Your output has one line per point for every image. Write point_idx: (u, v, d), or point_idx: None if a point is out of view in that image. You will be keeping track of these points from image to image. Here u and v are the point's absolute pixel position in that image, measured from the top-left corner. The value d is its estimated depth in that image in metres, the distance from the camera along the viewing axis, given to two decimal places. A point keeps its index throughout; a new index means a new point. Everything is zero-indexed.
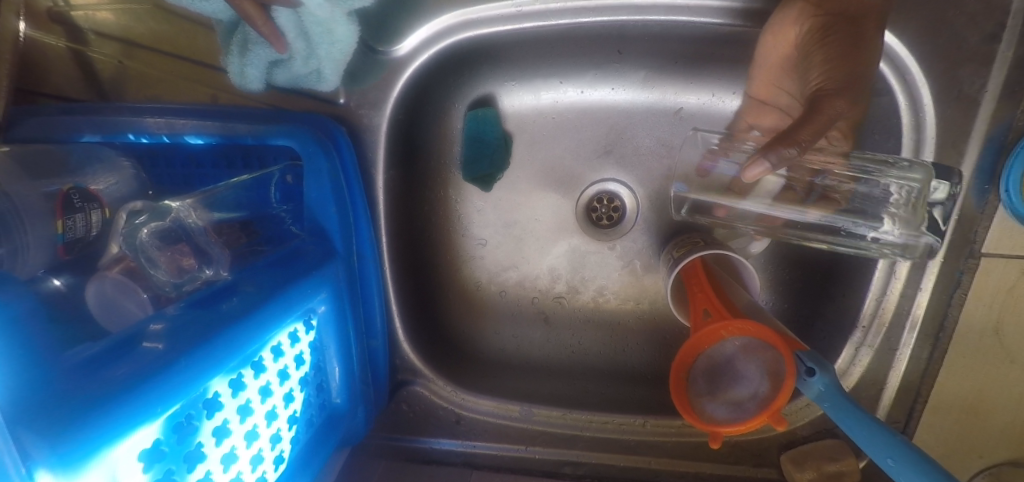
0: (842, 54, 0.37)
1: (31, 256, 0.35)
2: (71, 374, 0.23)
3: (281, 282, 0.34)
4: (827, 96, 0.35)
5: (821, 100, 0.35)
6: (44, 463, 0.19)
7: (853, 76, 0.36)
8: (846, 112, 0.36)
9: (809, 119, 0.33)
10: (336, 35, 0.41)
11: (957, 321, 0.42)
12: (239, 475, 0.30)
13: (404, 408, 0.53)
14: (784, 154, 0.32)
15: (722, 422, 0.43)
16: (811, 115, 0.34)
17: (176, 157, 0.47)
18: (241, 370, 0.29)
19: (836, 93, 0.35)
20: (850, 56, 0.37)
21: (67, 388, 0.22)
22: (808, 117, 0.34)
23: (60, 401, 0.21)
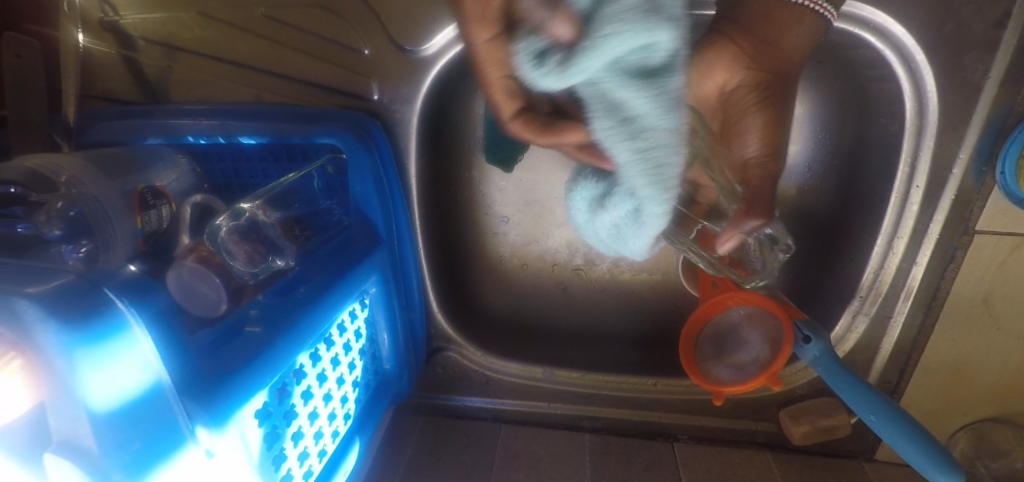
0: (776, 118, 0.39)
1: (119, 250, 0.41)
2: (201, 351, 0.29)
3: (340, 270, 0.40)
4: (767, 166, 0.39)
5: (766, 178, 0.39)
6: (202, 420, 0.26)
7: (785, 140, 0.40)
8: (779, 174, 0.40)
9: (769, 196, 0.39)
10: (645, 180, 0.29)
11: (949, 292, 0.46)
12: (320, 429, 0.36)
13: (439, 370, 0.59)
14: (751, 226, 0.39)
15: (726, 382, 0.49)
16: (767, 189, 0.39)
17: (226, 153, 0.51)
18: (316, 345, 0.36)
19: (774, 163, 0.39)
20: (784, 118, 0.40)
21: (203, 364, 0.28)
22: (762, 193, 0.38)
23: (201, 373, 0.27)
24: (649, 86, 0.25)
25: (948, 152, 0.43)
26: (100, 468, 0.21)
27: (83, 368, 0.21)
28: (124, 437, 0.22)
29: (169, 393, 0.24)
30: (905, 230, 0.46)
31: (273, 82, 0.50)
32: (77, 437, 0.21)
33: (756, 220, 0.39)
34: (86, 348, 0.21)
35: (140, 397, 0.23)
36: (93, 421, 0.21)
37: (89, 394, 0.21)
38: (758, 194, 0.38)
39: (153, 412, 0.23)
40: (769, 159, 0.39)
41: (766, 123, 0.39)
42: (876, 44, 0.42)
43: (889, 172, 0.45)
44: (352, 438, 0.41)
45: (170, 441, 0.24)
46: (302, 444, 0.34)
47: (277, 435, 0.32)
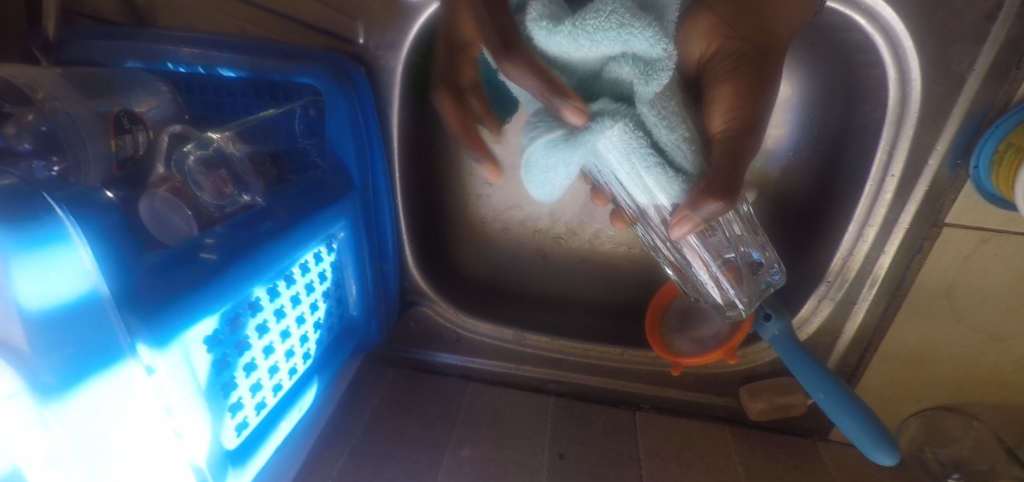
0: (750, 94, 0.34)
1: (91, 172, 0.40)
2: (150, 273, 0.29)
3: (308, 210, 0.40)
4: (736, 139, 0.31)
5: (735, 151, 0.31)
6: (144, 338, 0.26)
7: (761, 117, 0.34)
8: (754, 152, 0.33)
9: (733, 171, 0.30)
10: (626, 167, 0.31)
11: (913, 283, 0.46)
12: (276, 363, 0.37)
13: (411, 324, 0.60)
14: (712, 209, 0.29)
15: (684, 354, 0.51)
16: (735, 162, 0.30)
17: (209, 85, 0.50)
18: (276, 281, 0.36)
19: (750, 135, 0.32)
20: (758, 93, 0.34)
21: (153, 284, 0.28)
22: (732, 166, 0.30)
23: (148, 292, 0.28)
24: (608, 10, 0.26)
25: (925, 142, 0.43)
26: (33, 368, 0.20)
27: (18, 268, 0.20)
28: (60, 340, 0.21)
29: (110, 305, 0.24)
30: (877, 218, 0.46)
31: (258, 17, 0.49)
32: (9, 336, 0.20)
33: (715, 202, 0.29)
34: (24, 249, 0.21)
35: (80, 304, 0.23)
36: (25, 321, 0.20)
37: (22, 293, 0.20)
38: (722, 169, 0.30)
39: (95, 322, 0.23)
40: (739, 132, 0.32)
41: (731, 100, 0.33)
42: (867, 27, 0.41)
43: (867, 160, 0.45)
44: (309, 377, 0.42)
45: (111, 352, 0.24)
46: (254, 375, 0.35)
47: (227, 363, 0.32)
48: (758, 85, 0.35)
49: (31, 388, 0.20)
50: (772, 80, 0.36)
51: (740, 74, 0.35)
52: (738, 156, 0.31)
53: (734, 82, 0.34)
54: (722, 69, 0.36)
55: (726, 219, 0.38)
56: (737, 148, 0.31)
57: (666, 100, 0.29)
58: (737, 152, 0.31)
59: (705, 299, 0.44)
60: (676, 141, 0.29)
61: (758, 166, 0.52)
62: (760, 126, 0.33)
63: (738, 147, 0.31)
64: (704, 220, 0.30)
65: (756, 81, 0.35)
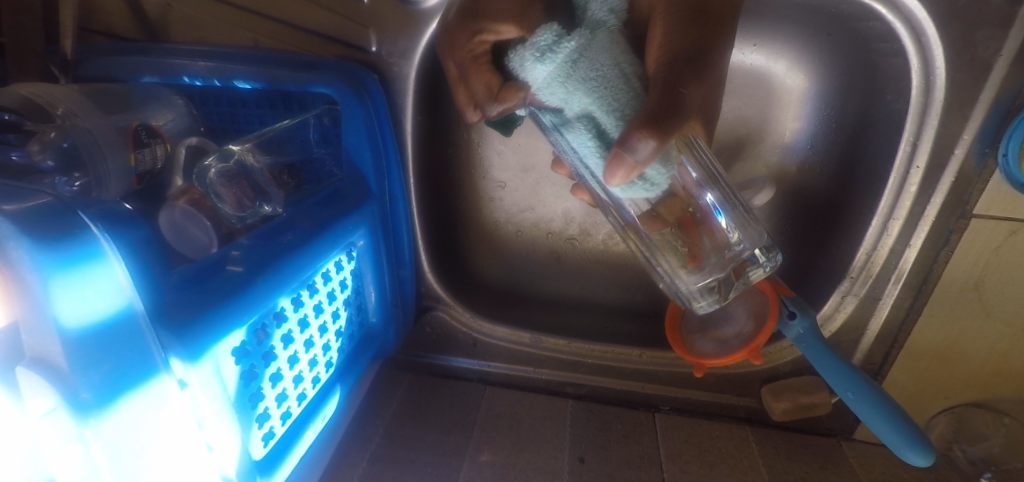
0: (687, 28, 0.33)
1: (112, 186, 0.41)
2: (178, 287, 0.29)
3: (328, 220, 0.40)
4: (675, 74, 0.31)
5: (672, 85, 0.30)
6: (177, 352, 0.26)
7: (705, 55, 0.33)
8: (699, 84, 0.32)
9: (665, 105, 0.29)
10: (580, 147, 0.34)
11: (941, 276, 0.45)
12: (301, 373, 0.37)
13: (428, 330, 0.60)
14: (644, 148, 0.28)
15: (708, 355, 0.50)
16: (669, 97, 0.29)
17: (223, 97, 0.51)
18: (300, 291, 0.37)
19: (688, 65, 0.31)
20: (699, 33, 0.33)
21: (181, 299, 0.28)
22: (669, 101, 0.29)
23: (177, 307, 0.28)
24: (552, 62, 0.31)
25: (951, 132, 0.42)
26: (71, 385, 0.21)
27: (56, 288, 0.21)
28: (96, 357, 0.22)
29: (143, 321, 0.24)
30: (901, 212, 0.45)
31: (271, 27, 0.49)
32: (47, 354, 0.21)
33: (649, 139, 0.28)
34: (62, 269, 0.21)
35: (115, 322, 0.23)
36: (63, 339, 0.21)
37: (61, 312, 0.21)
38: (662, 105, 0.29)
39: (129, 338, 0.23)
40: (678, 67, 0.31)
41: (666, 43, 0.33)
42: (888, 16, 0.40)
43: (890, 152, 0.44)
44: (332, 386, 0.42)
45: (145, 367, 0.24)
46: (280, 386, 0.35)
47: (255, 374, 0.32)
48: (701, 22, 0.33)
49: (69, 405, 0.21)
50: (720, 18, 0.34)
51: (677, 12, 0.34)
52: (675, 84, 0.30)
53: (671, 21, 0.33)
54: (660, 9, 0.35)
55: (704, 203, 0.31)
56: (676, 78, 0.30)
57: (614, 83, 0.30)
58: (676, 83, 0.30)
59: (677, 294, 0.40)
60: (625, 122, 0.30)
61: (774, 161, 0.51)
62: (704, 62, 0.32)
63: (677, 81, 0.30)
64: (640, 162, 0.29)
65: (697, 15, 0.34)
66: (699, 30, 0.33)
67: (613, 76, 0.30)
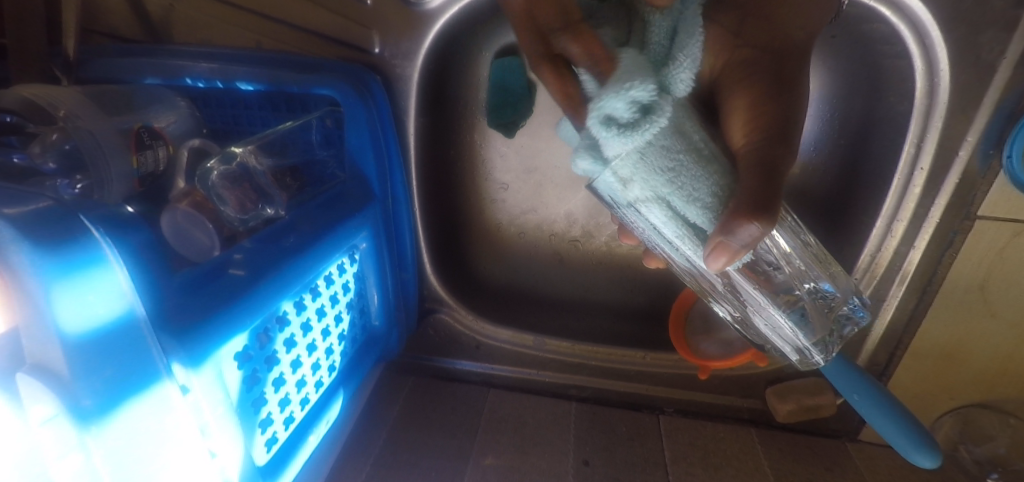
0: (771, 101, 0.35)
1: (114, 188, 0.40)
2: (181, 291, 0.29)
3: (331, 223, 0.40)
4: (769, 148, 0.31)
5: (765, 157, 0.31)
6: (178, 358, 0.26)
7: (788, 125, 0.34)
8: (788, 154, 0.33)
9: (769, 187, 0.29)
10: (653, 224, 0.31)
11: (945, 278, 0.45)
12: (304, 377, 0.37)
13: (430, 333, 0.60)
14: (746, 233, 0.27)
15: (713, 357, 0.50)
16: (769, 177, 0.29)
17: (225, 99, 0.51)
18: (302, 294, 0.36)
19: (778, 138, 0.32)
20: (780, 102, 0.35)
21: (184, 303, 0.28)
22: (768, 177, 0.29)
23: (179, 311, 0.27)
24: (626, 153, 0.26)
25: (955, 134, 0.42)
26: (71, 392, 0.21)
27: (57, 294, 0.20)
28: (97, 363, 0.22)
29: (143, 326, 0.24)
30: (905, 213, 0.45)
31: (275, 29, 0.49)
32: (49, 360, 0.20)
33: (751, 224, 0.27)
34: (63, 275, 0.20)
35: (115, 327, 0.23)
36: (64, 345, 0.20)
37: (62, 318, 0.20)
38: (760, 186, 0.29)
39: (129, 343, 0.23)
40: (770, 142, 0.32)
41: (752, 116, 0.34)
42: (892, 18, 0.41)
43: (894, 154, 0.44)
44: (335, 389, 0.42)
45: (146, 373, 0.24)
46: (283, 390, 0.35)
47: (257, 379, 0.32)
48: (781, 88, 0.35)
49: (70, 412, 0.21)
50: (793, 81, 0.36)
51: (757, 87, 0.36)
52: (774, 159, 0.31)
53: (748, 93, 0.36)
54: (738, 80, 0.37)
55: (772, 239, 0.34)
56: (772, 151, 0.31)
57: (690, 169, 0.27)
58: (773, 156, 0.31)
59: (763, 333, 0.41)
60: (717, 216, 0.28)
61: None
62: (787, 131, 0.33)
63: (772, 155, 0.31)
64: (740, 247, 0.28)
65: (779, 85, 0.36)
66: (780, 101, 0.35)
67: (689, 164, 0.27)
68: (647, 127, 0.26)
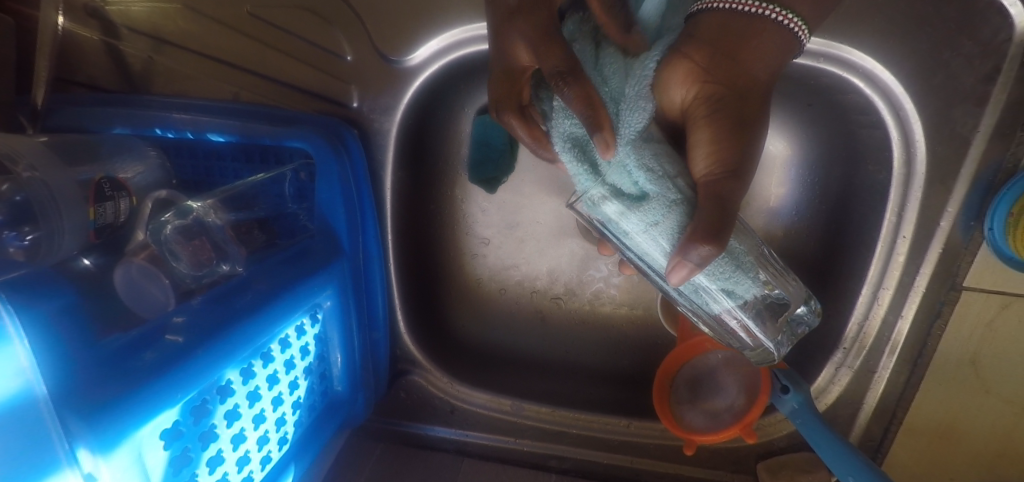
0: (735, 135, 0.31)
1: (65, 241, 0.37)
2: (100, 366, 0.27)
3: (292, 281, 0.38)
4: (725, 183, 0.30)
5: (722, 195, 0.29)
6: (86, 443, 0.23)
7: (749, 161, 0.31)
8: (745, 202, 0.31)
9: (724, 214, 0.28)
10: (700, 297, 0.34)
11: (936, 350, 0.44)
12: (247, 453, 0.33)
13: (402, 395, 0.56)
14: (705, 254, 0.28)
15: (698, 430, 0.47)
16: (726, 209, 0.29)
17: (198, 149, 0.49)
18: (251, 360, 0.33)
19: (736, 182, 0.30)
20: (742, 138, 0.32)
21: (99, 379, 0.26)
22: (725, 212, 0.28)
23: (92, 387, 0.25)
24: (656, 226, 0.29)
25: (935, 204, 0.42)
26: None
27: None
28: None
29: (42, 405, 0.21)
30: (891, 281, 0.44)
31: (254, 83, 0.49)
32: None
33: (707, 246, 0.28)
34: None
35: (7, 408, 0.21)
36: None
37: None
38: (713, 213, 0.28)
39: (22, 427, 0.21)
40: (730, 178, 0.30)
41: (716, 145, 0.31)
42: (864, 89, 0.41)
43: (875, 222, 0.44)
44: (285, 465, 0.38)
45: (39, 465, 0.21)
46: (220, 470, 0.31)
47: (188, 459, 0.29)
48: (740, 130, 0.32)
49: None
50: (753, 121, 0.33)
51: (722, 116, 0.32)
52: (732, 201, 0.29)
53: (712, 124, 0.32)
54: (704, 105, 0.33)
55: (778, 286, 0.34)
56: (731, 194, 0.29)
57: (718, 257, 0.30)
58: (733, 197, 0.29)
59: (731, 341, 0.38)
60: (726, 275, 0.31)
61: (760, 225, 0.51)
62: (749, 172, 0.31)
63: (728, 193, 0.29)
64: (699, 265, 0.28)
65: (739, 120, 0.32)
66: (744, 140, 0.32)
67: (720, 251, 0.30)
68: (658, 208, 0.29)
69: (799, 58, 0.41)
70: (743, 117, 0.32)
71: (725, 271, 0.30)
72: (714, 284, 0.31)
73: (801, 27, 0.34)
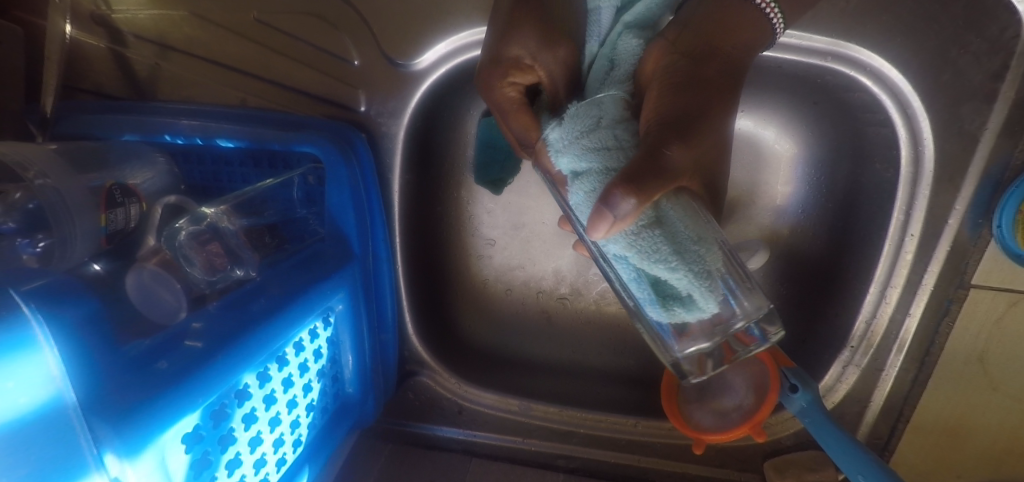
0: (683, 91, 0.31)
1: (78, 247, 0.38)
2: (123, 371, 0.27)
3: (304, 285, 0.38)
4: (661, 134, 0.28)
5: (652, 145, 0.28)
6: (113, 447, 0.23)
7: (698, 119, 0.30)
8: (687, 156, 0.29)
9: (651, 168, 0.27)
10: (635, 291, 0.31)
11: (944, 347, 0.44)
12: (264, 456, 0.34)
13: (411, 396, 0.56)
14: (626, 208, 0.26)
15: (707, 429, 0.47)
16: (652, 159, 0.27)
17: (206, 155, 0.50)
18: (267, 364, 0.34)
19: (671, 130, 0.29)
20: (696, 96, 0.31)
21: (125, 385, 0.26)
22: (652, 162, 0.27)
23: (118, 393, 0.25)
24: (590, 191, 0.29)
25: (944, 202, 0.42)
26: None
27: None
28: (9, 461, 0.20)
29: (70, 411, 0.22)
30: (898, 279, 0.44)
31: (261, 88, 0.49)
32: None
33: (630, 199, 0.26)
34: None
35: (38, 416, 0.21)
36: None
37: None
38: (641, 164, 0.27)
39: (52, 434, 0.21)
40: (666, 129, 0.29)
41: (661, 99, 0.31)
42: (873, 88, 0.41)
43: (883, 220, 0.44)
44: (300, 467, 0.38)
45: (68, 470, 0.21)
46: (239, 473, 0.32)
47: (209, 462, 0.29)
48: (699, 92, 0.32)
49: None
50: (716, 89, 0.32)
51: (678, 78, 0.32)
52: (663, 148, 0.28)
53: (663, 82, 0.31)
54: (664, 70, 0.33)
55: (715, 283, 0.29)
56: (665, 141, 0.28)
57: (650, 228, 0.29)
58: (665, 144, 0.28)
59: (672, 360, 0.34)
60: (661, 256, 0.29)
61: (767, 224, 0.51)
62: (697, 129, 0.30)
63: (661, 142, 0.28)
64: (621, 219, 0.27)
65: (693, 82, 0.32)
66: (697, 100, 0.31)
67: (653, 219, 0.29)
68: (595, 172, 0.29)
69: (807, 57, 0.41)
70: (698, 81, 0.32)
71: (657, 246, 0.29)
72: (645, 263, 0.29)
73: (778, 15, 0.35)
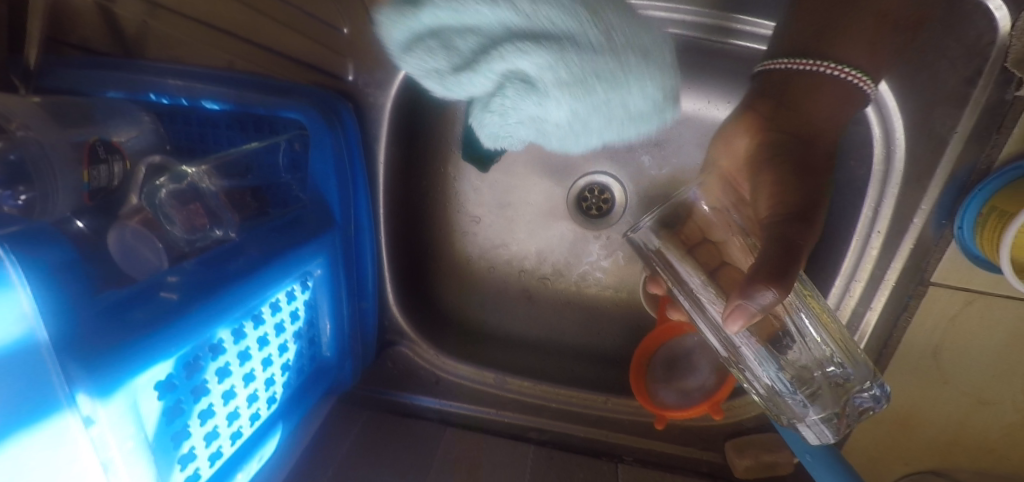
0: (796, 181, 0.37)
1: (59, 202, 0.38)
2: (98, 316, 0.28)
3: (283, 248, 0.39)
4: (786, 227, 0.34)
5: (789, 237, 0.33)
6: (85, 388, 0.24)
7: (816, 202, 0.36)
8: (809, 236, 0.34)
9: (788, 258, 0.32)
10: None
11: (901, 340, 0.46)
12: (237, 409, 0.35)
13: (389, 365, 0.58)
14: None
15: (670, 406, 0.49)
16: (787, 248, 0.32)
17: (193, 115, 0.49)
18: (243, 321, 0.35)
19: (799, 219, 0.34)
20: (811, 182, 0.37)
21: (100, 329, 0.27)
22: (786, 249, 0.32)
23: (93, 336, 0.26)
24: None
25: (910, 202, 0.43)
26: None
27: None
28: None
29: (43, 350, 0.23)
30: (863, 274, 0.46)
31: (247, 51, 0.48)
32: None
33: None
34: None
35: (10, 352, 0.22)
36: None
37: None
38: (781, 255, 0.32)
39: (24, 369, 0.22)
40: (792, 220, 0.34)
41: (778, 192, 0.37)
42: None
43: (852, 216, 0.45)
44: (273, 423, 0.40)
45: (42, 405, 0.23)
46: (211, 423, 0.33)
47: (181, 411, 0.30)
48: (805, 177, 0.37)
49: None
50: (817, 168, 0.38)
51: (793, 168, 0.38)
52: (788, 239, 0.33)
53: (777, 172, 0.38)
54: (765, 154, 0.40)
55: (800, 319, 0.37)
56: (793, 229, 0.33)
57: None
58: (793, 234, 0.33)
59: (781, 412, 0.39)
60: None
61: None
62: (813, 213, 0.35)
63: (796, 234, 0.33)
64: None
65: (804, 169, 0.38)
66: (799, 184, 0.36)
67: None
68: None
69: None
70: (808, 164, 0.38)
71: None
72: None
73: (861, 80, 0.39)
